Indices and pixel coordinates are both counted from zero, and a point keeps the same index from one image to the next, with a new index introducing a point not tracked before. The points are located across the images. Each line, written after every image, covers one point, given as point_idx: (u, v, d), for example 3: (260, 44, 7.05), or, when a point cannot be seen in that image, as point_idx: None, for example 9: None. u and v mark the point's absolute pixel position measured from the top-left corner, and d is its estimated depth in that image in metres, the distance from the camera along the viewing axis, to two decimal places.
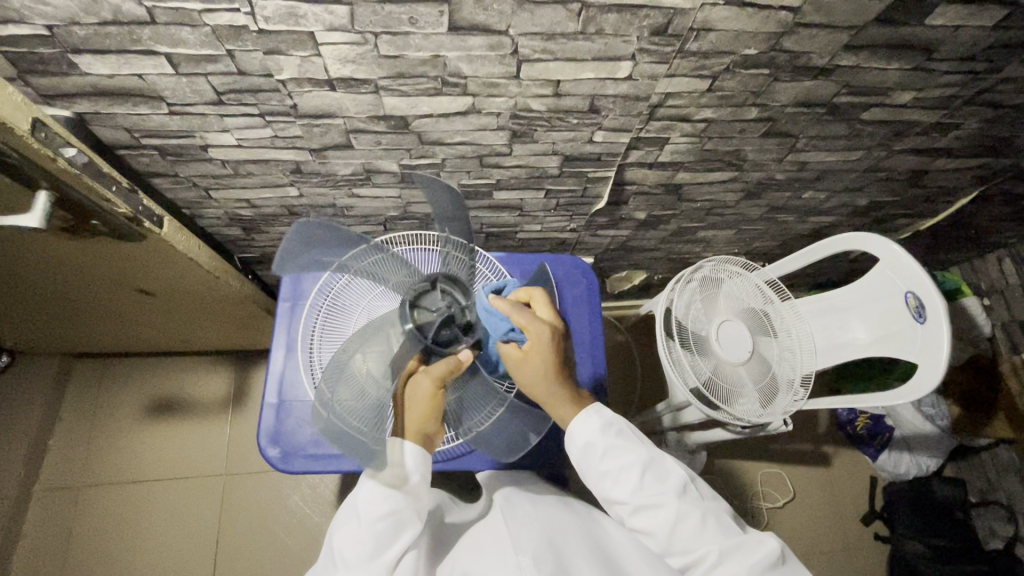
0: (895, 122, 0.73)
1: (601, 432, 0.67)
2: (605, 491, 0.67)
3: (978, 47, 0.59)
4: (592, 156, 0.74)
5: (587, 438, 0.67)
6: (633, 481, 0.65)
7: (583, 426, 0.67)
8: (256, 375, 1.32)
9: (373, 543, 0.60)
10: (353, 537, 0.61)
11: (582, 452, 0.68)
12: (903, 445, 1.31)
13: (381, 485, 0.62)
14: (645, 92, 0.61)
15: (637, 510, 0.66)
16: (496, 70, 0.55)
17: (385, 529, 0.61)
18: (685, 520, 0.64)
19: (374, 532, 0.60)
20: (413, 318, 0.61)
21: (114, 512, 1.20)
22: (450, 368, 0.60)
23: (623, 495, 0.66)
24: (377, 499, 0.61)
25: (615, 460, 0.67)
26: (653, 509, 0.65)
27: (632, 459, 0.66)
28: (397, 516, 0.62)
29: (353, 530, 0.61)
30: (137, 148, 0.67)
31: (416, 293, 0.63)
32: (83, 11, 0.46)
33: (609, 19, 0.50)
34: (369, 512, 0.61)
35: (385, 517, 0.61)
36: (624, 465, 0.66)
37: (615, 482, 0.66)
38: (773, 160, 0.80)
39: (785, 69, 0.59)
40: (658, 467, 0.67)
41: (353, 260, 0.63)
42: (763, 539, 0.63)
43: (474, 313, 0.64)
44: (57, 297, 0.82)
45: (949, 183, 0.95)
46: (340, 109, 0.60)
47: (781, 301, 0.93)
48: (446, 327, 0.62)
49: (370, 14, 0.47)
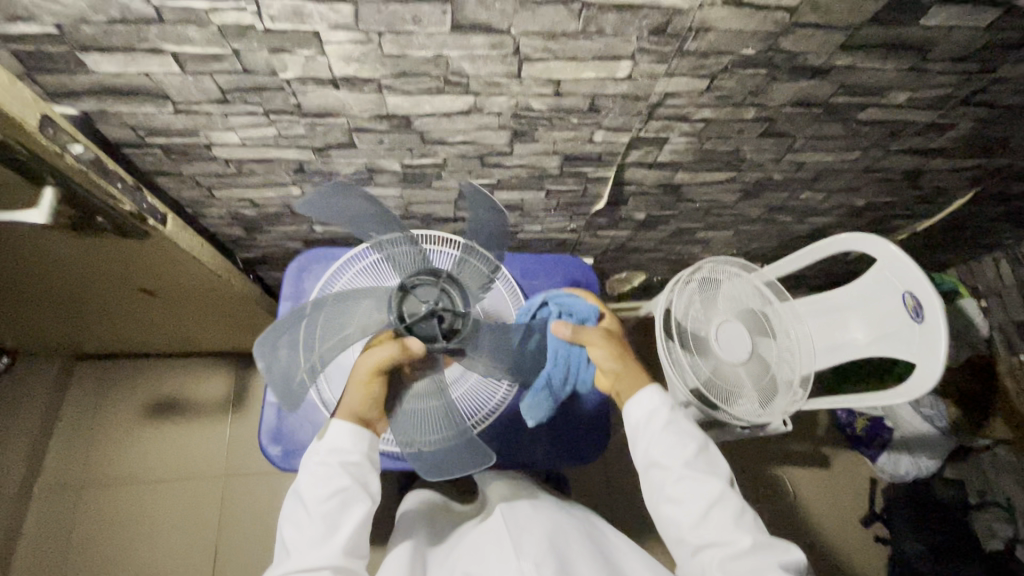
0: (891, 122, 0.74)
1: (666, 406, 0.71)
2: (653, 456, 0.69)
3: (973, 48, 0.60)
4: (593, 156, 0.75)
5: (652, 405, 0.70)
6: (688, 451, 0.68)
7: (651, 397, 0.70)
8: (257, 376, 1.32)
9: (322, 527, 0.62)
10: (302, 524, 0.62)
11: (642, 418, 0.70)
12: (903, 446, 1.27)
13: (322, 468, 0.64)
14: (645, 91, 0.61)
15: (681, 480, 0.66)
16: (498, 69, 0.56)
17: (333, 509, 0.63)
18: (726, 504, 0.65)
19: (322, 514, 0.62)
20: (400, 300, 0.65)
21: (112, 514, 1.19)
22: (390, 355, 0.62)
23: (674, 461, 0.67)
24: (319, 481, 0.63)
25: (676, 431, 0.69)
26: (697, 482, 0.66)
27: (692, 434, 0.69)
28: (343, 495, 0.64)
29: (301, 518, 0.63)
30: (142, 147, 0.67)
31: (415, 281, 0.66)
32: (91, 9, 0.46)
33: (609, 18, 0.50)
34: (314, 496, 0.63)
35: (331, 497, 0.63)
36: (683, 436, 0.69)
37: (670, 449, 0.68)
38: (771, 160, 0.81)
39: (782, 69, 0.60)
40: (709, 453, 0.69)
41: (388, 244, 0.69)
42: (790, 549, 0.65)
43: (462, 318, 0.65)
44: (59, 296, 0.82)
45: (944, 184, 0.96)
46: (343, 108, 0.61)
47: (780, 302, 0.92)
48: (427, 322, 0.63)
49: (374, 14, 0.48)
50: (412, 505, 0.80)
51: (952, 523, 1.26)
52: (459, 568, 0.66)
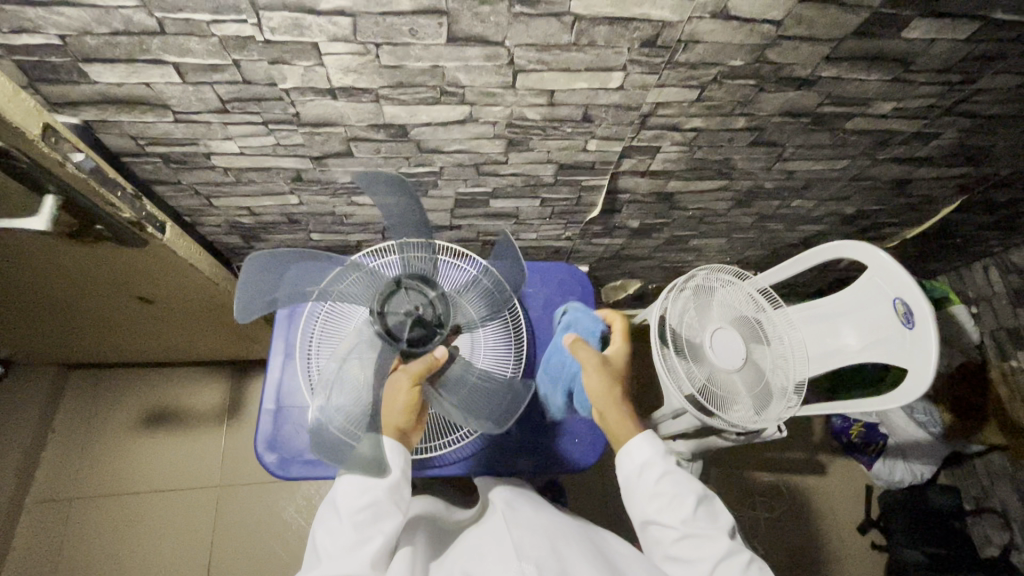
0: (877, 132, 0.75)
1: (662, 457, 0.70)
2: (649, 515, 0.68)
3: (954, 60, 0.61)
4: (586, 164, 0.76)
5: (647, 458, 0.69)
6: (687, 507, 0.66)
7: (647, 446, 0.70)
8: (253, 385, 1.32)
9: (352, 536, 0.59)
10: (333, 531, 0.60)
11: (635, 471, 0.70)
12: (896, 453, 1.29)
13: (359, 480, 0.62)
14: (636, 101, 0.63)
15: (682, 538, 0.65)
16: (493, 80, 0.57)
17: (365, 519, 0.60)
18: (732, 561, 0.63)
19: (354, 523, 0.59)
20: (384, 300, 0.64)
21: (107, 526, 1.18)
22: (425, 366, 0.62)
23: (672, 519, 0.66)
24: (355, 492, 0.61)
25: (672, 485, 0.68)
26: (699, 540, 0.64)
27: (690, 488, 0.68)
28: (376, 508, 0.61)
29: (332, 525, 0.60)
30: (142, 156, 0.68)
31: (411, 282, 0.65)
32: (96, 21, 0.47)
33: (601, 31, 0.52)
34: (348, 504, 0.60)
35: (364, 508, 0.60)
36: (681, 491, 0.67)
37: (670, 506, 0.67)
38: (761, 169, 0.82)
39: (769, 80, 0.62)
40: (710, 505, 0.68)
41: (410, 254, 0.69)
42: None
43: (439, 333, 0.64)
44: (56, 304, 0.83)
45: (932, 192, 0.97)
46: (341, 118, 0.62)
47: (773, 310, 0.94)
48: (417, 328, 0.63)
49: (372, 26, 0.49)
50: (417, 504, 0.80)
51: (948, 530, 1.26)
52: (460, 568, 0.67)
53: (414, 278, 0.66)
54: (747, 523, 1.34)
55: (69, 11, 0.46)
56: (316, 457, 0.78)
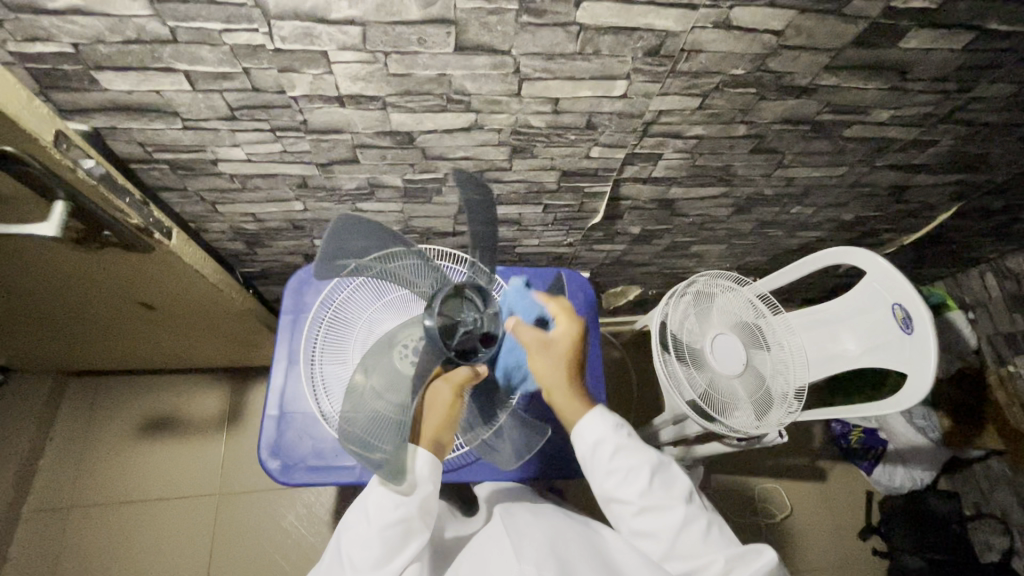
0: (875, 139, 0.77)
1: (613, 431, 0.69)
2: (608, 491, 0.69)
3: (950, 69, 0.63)
4: (589, 171, 0.77)
5: (599, 436, 0.68)
6: (643, 481, 0.67)
7: (600, 424, 0.69)
8: (253, 392, 1.32)
9: (381, 549, 0.63)
10: (362, 542, 0.63)
11: (589, 450, 0.69)
12: (895, 458, 1.31)
13: (391, 494, 0.64)
14: (639, 109, 0.64)
15: (643, 511, 0.67)
16: (499, 88, 0.58)
17: (394, 535, 0.63)
18: (691, 527, 0.67)
19: (383, 537, 0.63)
20: (446, 302, 0.61)
21: (104, 534, 1.17)
22: (468, 376, 0.62)
23: (630, 495, 0.67)
24: (388, 506, 0.63)
25: (625, 461, 0.68)
26: (658, 512, 0.67)
27: (644, 461, 0.69)
28: (406, 523, 0.64)
29: (363, 532, 0.64)
30: (149, 163, 0.69)
31: (472, 293, 0.63)
32: (109, 30, 0.48)
33: (606, 40, 0.53)
34: (379, 517, 0.63)
35: (394, 524, 0.63)
36: (634, 465, 0.68)
37: (624, 482, 0.68)
38: (761, 176, 0.83)
39: (770, 89, 0.63)
40: (665, 473, 0.70)
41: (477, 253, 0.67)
42: (762, 549, 0.66)
43: (487, 349, 0.63)
44: (59, 311, 0.83)
45: (928, 199, 0.99)
46: (348, 125, 0.63)
47: (772, 315, 0.95)
48: (468, 339, 0.61)
49: (381, 35, 0.50)
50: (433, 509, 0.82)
51: (948, 535, 1.26)
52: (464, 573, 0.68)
53: (476, 289, 0.64)
54: (748, 529, 1.34)
55: (82, 20, 0.47)
56: (319, 463, 0.78)
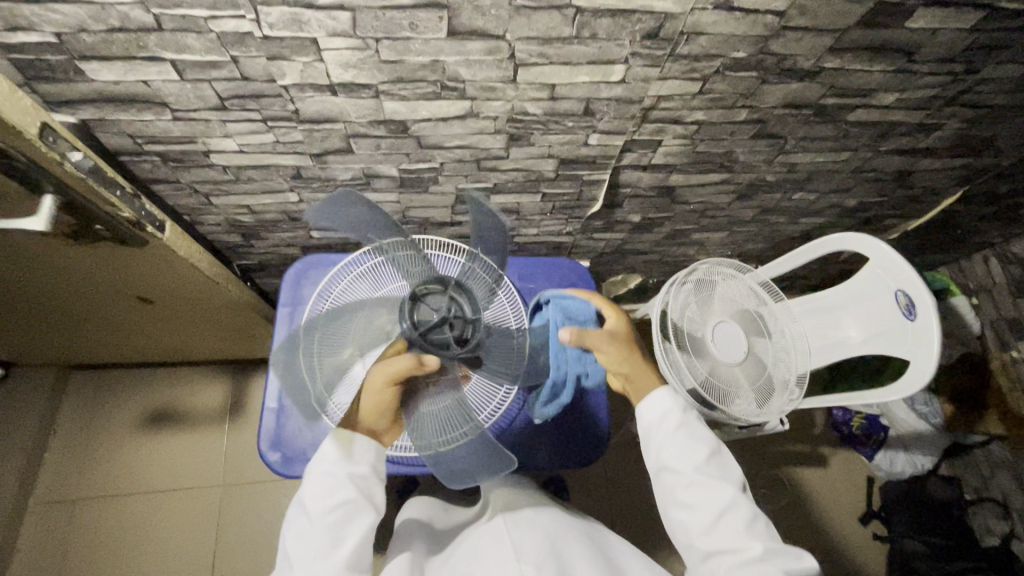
0: (880, 123, 0.75)
1: (679, 408, 0.71)
2: (665, 459, 0.69)
3: (957, 49, 0.61)
4: (588, 159, 0.76)
5: (665, 408, 0.71)
6: (701, 455, 0.68)
7: (664, 399, 0.71)
8: (254, 384, 1.32)
9: (325, 539, 0.61)
10: (305, 535, 0.61)
11: (654, 420, 0.71)
12: (897, 444, 1.30)
13: (328, 480, 0.63)
14: (639, 94, 0.62)
15: (693, 484, 0.67)
16: (494, 74, 0.57)
17: (336, 521, 0.62)
18: (738, 509, 0.65)
19: (326, 526, 0.61)
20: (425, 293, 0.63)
21: (108, 526, 1.18)
22: (405, 366, 0.58)
23: (684, 465, 0.68)
24: (325, 493, 0.63)
25: (688, 434, 0.70)
26: (709, 487, 0.66)
27: (705, 438, 0.70)
28: (348, 508, 0.63)
29: (304, 529, 0.62)
30: (139, 155, 0.68)
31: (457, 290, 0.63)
32: (91, 18, 0.47)
33: (602, 23, 0.51)
34: (318, 506, 0.62)
35: (335, 509, 0.62)
36: (696, 438, 0.69)
37: (682, 453, 0.69)
38: (763, 162, 0.82)
39: (772, 72, 0.61)
40: (722, 457, 0.70)
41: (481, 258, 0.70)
42: (802, 556, 0.64)
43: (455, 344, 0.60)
44: (55, 305, 0.82)
45: (933, 183, 0.97)
46: (340, 114, 0.62)
47: (774, 303, 0.94)
48: (439, 329, 0.60)
49: (371, 21, 0.49)
50: (412, 513, 0.81)
51: (948, 521, 1.26)
52: (460, 569, 0.67)
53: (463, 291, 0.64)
54: None
55: (63, 8, 0.46)
56: None
